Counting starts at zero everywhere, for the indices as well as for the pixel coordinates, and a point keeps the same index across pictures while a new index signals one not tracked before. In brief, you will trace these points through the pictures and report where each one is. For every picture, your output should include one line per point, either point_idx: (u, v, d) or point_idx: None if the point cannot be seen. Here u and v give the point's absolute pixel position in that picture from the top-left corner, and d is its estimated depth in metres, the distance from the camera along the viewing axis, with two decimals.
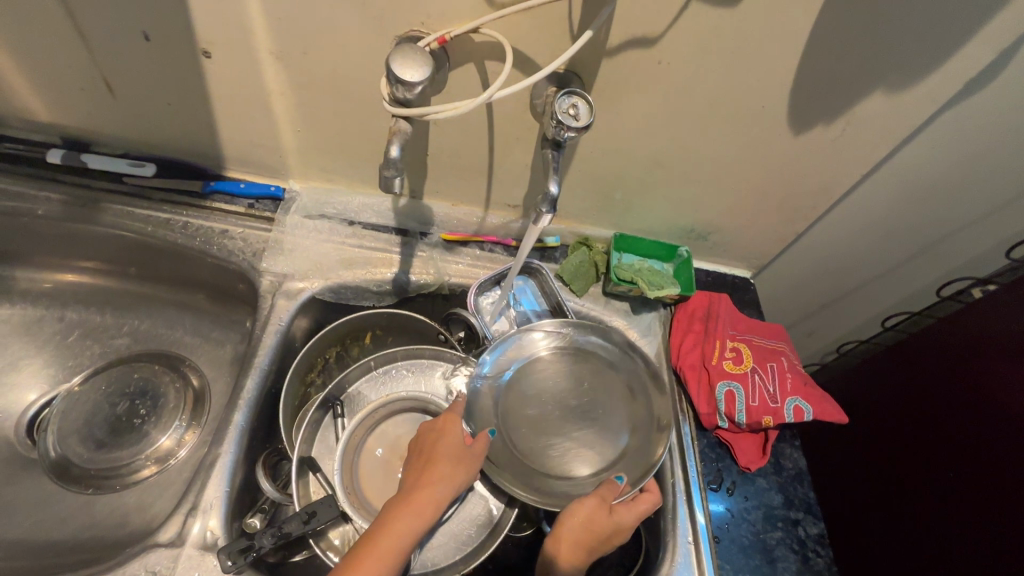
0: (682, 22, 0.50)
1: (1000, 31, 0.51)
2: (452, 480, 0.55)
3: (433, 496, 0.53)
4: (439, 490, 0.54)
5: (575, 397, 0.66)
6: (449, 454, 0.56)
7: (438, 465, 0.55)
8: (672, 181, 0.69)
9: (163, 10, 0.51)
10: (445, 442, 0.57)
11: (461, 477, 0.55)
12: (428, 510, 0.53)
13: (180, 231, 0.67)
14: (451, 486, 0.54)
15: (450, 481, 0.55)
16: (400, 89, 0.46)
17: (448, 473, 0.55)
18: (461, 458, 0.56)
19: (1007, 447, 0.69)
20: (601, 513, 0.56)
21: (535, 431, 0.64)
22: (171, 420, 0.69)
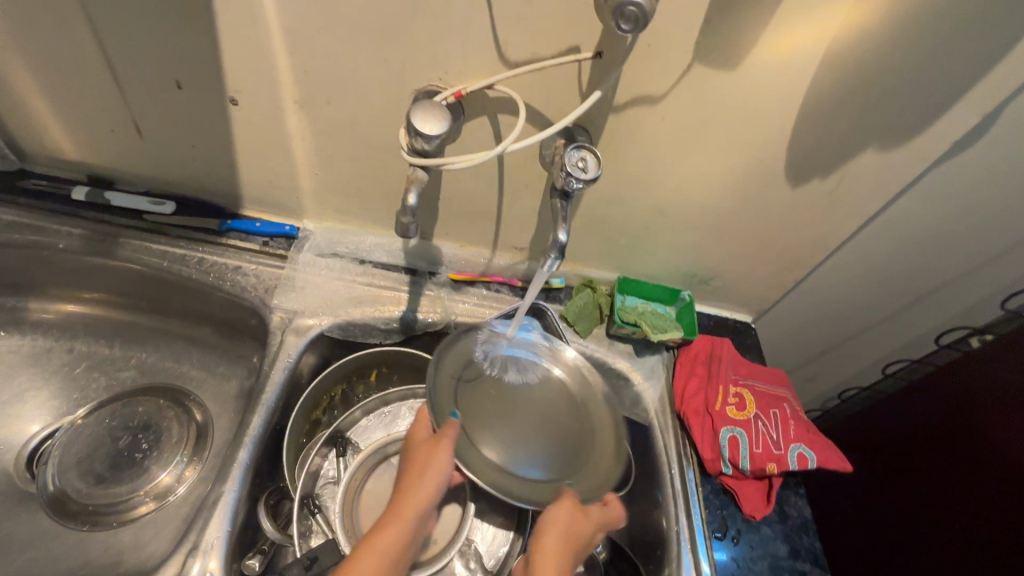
0: (684, 83, 0.54)
1: (981, 98, 0.54)
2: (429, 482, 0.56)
3: (411, 506, 0.55)
4: (418, 499, 0.55)
5: (525, 406, 0.66)
6: (420, 459, 0.58)
7: (413, 474, 0.57)
8: (674, 228, 0.72)
9: (199, 60, 0.54)
10: (416, 448, 0.59)
11: (437, 478, 0.56)
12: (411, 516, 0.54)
13: (195, 266, 0.69)
14: (429, 491, 0.55)
15: (427, 486, 0.56)
16: (419, 141, 0.49)
17: (422, 476, 0.56)
18: (433, 456, 0.57)
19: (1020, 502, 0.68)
20: (578, 515, 0.58)
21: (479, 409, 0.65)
22: (173, 455, 0.69)
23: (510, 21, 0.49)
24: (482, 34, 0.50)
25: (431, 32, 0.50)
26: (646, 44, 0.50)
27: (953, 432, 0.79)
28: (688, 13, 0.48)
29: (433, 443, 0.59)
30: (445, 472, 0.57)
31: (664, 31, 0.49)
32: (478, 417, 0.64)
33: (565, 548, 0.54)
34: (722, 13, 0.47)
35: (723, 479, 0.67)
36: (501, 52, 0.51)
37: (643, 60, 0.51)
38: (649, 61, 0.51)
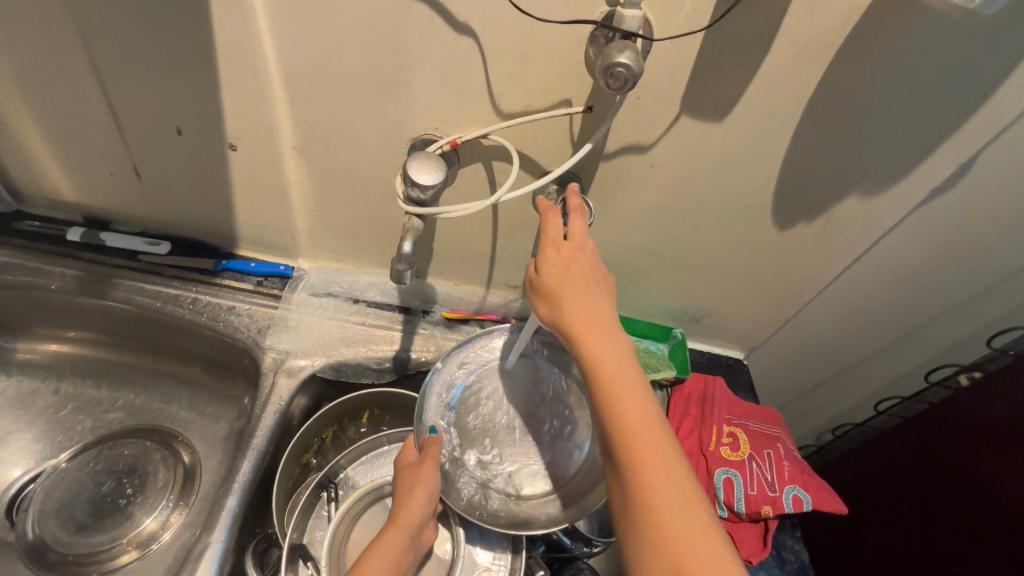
0: (671, 134, 0.55)
1: (957, 149, 0.56)
2: (419, 497, 0.56)
3: (403, 524, 0.55)
4: (410, 514, 0.55)
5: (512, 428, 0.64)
6: (407, 478, 0.58)
7: (402, 492, 0.57)
8: (665, 268, 0.73)
9: (201, 109, 0.56)
10: (403, 470, 0.59)
11: (426, 495, 0.56)
12: (407, 531, 0.55)
13: (188, 307, 0.68)
14: (421, 506, 0.56)
15: (418, 501, 0.56)
16: (414, 191, 0.50)
17: (411, 493, 0.56)
18: (418, 474, 0.57)
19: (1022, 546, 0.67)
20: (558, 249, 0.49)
21: (472, 424, 0.64)
22: (158, 500, 0.67)
23: (504, 75, 0.51)
24: (477, 89, 0.52)
25: (428, 84, 0.52)
26: (634, 98, 0.52)
27: (947, 471, 0.79)
28: (674, 71, 0.50)
29: (417, 465, 0.58)
30: (433, 486, 0.57)
31: (651, 86, 0.51)
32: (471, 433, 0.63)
33: (596, 351, 0.45)
34: (706, 71, 0.50)
35: (719, 522, 0.66)
36: (495, 104, 0.53)
37: (632, 112, 0.53)
38: (638, 113, 0.53)
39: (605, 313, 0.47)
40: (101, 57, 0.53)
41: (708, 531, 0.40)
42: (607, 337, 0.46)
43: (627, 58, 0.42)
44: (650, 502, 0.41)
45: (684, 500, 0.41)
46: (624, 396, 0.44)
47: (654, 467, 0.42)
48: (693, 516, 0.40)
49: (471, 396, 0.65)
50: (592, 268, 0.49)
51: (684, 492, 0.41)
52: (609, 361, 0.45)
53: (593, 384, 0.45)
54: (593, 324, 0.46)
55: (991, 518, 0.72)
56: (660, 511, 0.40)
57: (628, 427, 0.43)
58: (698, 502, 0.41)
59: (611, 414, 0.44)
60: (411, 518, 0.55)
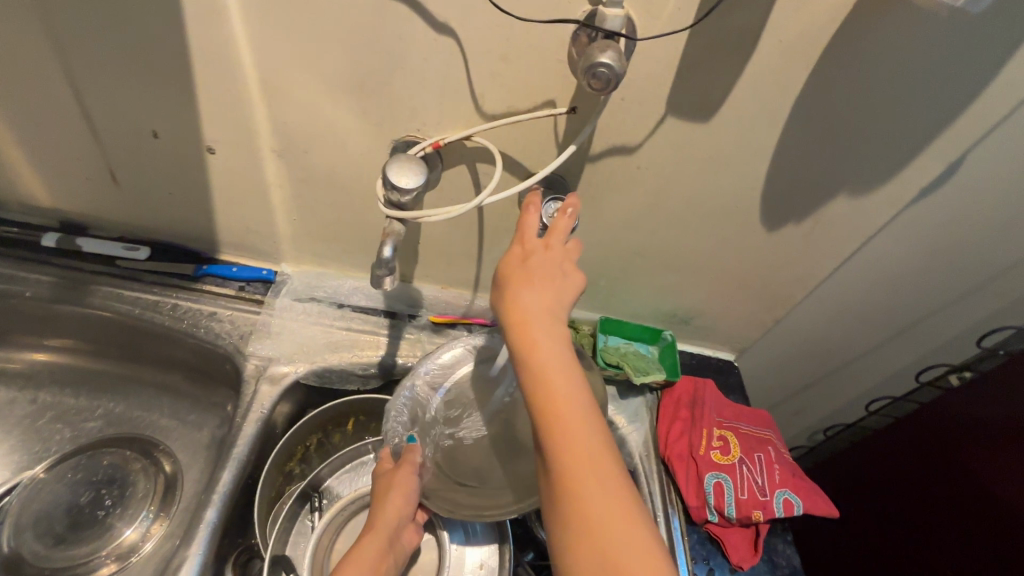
0: (657, 134, 0.55)
1: (945, 149, 0.55)
2: (396, 499, 0.57)
3: (380, 525, 0.56)
4: (388, 515, 0.56)
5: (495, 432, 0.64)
6: (384, 481, 0.59)
7: (379, 494, 0.58)
8: (654, 270, 0.72)
9: (178, 112, 0.55)
10: (380, 476, 0.60)
11: (404, 496, 0.57)
12: (384, 533, 0.56)
13: (168, 313, 0.67)
14: (398, 507, 0.57)
15: (394, 503, 0.57)
16: (394, 194, 0.48)
17: (387, 495, 0.57)
18: (393, 477, 0.58)
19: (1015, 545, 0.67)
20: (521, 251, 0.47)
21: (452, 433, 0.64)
22: (138, 510, 0.65)
23: (486, 75, 0.50)
24: (459, 89, 0.51)
25: (409, 85, 0.51)
26: (619, 98, 0.51)
27: (937, 471, 0.79)
28: (659, 71, 0.49)
29: (393, 470, 0.59)
30: (411, 488, 0.58)
31: (637, 87, 0.50)
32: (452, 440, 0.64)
33: (535, 343, 0.43)
34: (692, 70, 0.49)
35: (710, 527, 0.65)
36: (478, 106, 0.52)
37: (617, 113, 0.52)
38: (624, 113, 0.52)
39: (551, 302, 0.45)
40: (73, 59, 0.51)
41: (636, 528, 0.38)
42: (547, 328, 0.44)
43: (609, 58, 0.41)
44: (576, 498, 0.39)
45: (612, 498, 0.39)
46: (556, 385, 0.42)
47: (584, 464, 0.40)
48: (620, 514, 0.39)
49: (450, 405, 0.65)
50: (545, 256, 0.47)
51: (611, 487, 0.39)
52: (548, 353, 0.43)
53: (527, 372, 0.43)
54: (535, 312, 0.44)
55: (983, 518, 0.72)
56: (585, 507, 0.39)
57: (558, 423, 0.41)
58: (627, 499, 0.40)
59: (545, 408, 0.42)
60: (388, 519, 0.56)
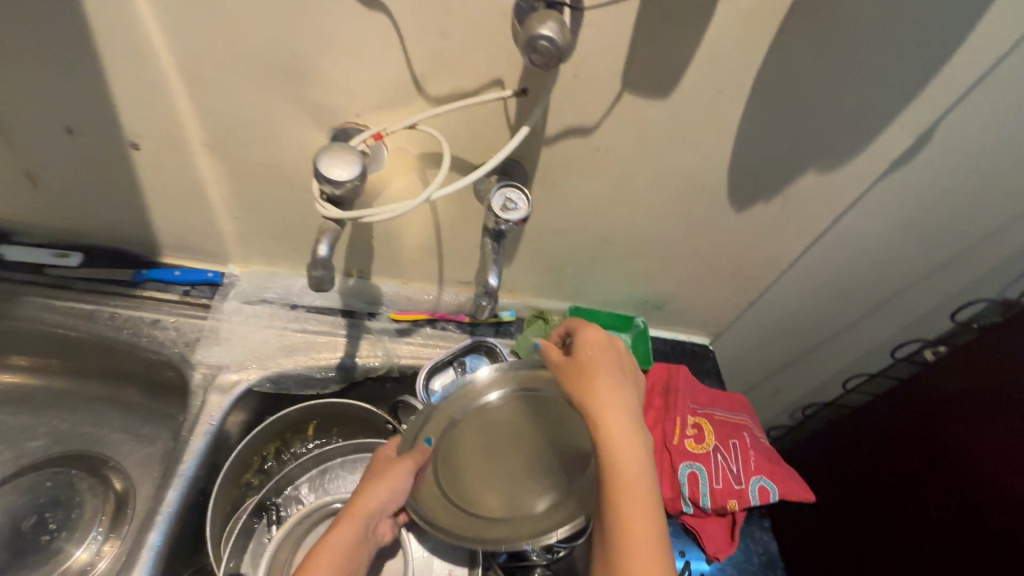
0: (615, 112, 0.51)
1: (915, 119, 0.53)
2: (379, 489, 0.53)
3: (354, 514, 0.52)
4: (365, 504, 0.52)
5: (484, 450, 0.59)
6: (378, 471, 0.55)
7: (366, 483, 0.54)
8: (621, 256, 0.69)
9: (91, 104, 0.50)
10: (376, 466, 0.56)
11: (390, 491, 0.53)
12: (354, 528, 0.51)
13: (106, 323, 0.62)
14: (377, 501, 0.52)
15: (376, 494, 0.53)
16: (329, 187, 0.44)
17: (373, 485, 0.53)
18: (387, 470, 0.54)
19: (992, 518, 0.66)
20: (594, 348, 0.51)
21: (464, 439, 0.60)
22: (87, 531, 0.62)
23: (425, 54, 0.46)
24: (397, 70, 0.47)
25: (343, 68, 0.47)
26: (572, 74, 0.48)
27: (914, 446, 0.78)
28: (612, 44, 0.45)
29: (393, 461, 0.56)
30: (401, 487, 0.54)
31: (590, 62, 0.47)
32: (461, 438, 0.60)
33: (614, 419, 0.46)
34: (648, 42, 0.45)
35: (685, 519, 0.63)
36: (421, 88, 0.48)
37: (571, 90, 0.49)
38: (578, 91, 0.49)
39: (627, 397, 0.48)
40: None
41: None
42: (621, 408, 0.47)
43: (549, 30, 0.38)
44: None
45: None
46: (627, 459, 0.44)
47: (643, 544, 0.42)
48: None
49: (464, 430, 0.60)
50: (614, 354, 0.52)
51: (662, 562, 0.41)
52: (622, 432, 0.45)
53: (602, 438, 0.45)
54: (612, 390, 0.48)
55: (958, 490, 0.71)
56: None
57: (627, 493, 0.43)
58: None
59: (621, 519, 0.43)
60: (365, 510, 0.52)
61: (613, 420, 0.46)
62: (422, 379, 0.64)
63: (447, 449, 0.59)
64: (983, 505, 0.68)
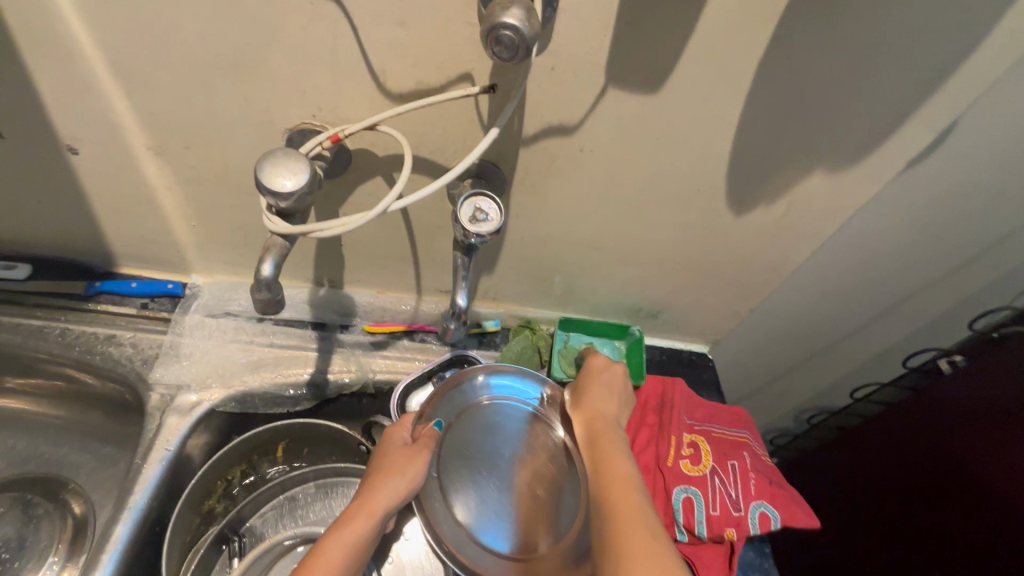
0: (599, 109, 0.46)
1: (937, 113, 0.48)
2: (401, 486, 0.48)
3: (372, 510, 0.46)
4: (387, 500, 0.47)
5: (495, 459, 0.56)
6: (394, 461, 0.49)
7: (383, 472, 0.48)
8: (611, 263, 0.64)
9: (20, 107, 0.45)
10: (392, 450, 0.50)
11: (409, 487, 0.48)
12: (369, 525, 0.46)
13: (57, 340, 0.58)
14: (397, 497, 0.47)
15: (398, 490, 0.48)
16: (274, 199, 0.39)
17: (394, 478, 0.48)
18: (409, 462, 0.49)
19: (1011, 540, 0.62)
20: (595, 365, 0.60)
21: (472, 435, 0.57)
22: (43, 558, 0.58)
23: (381, 46, 0.41)
24: (352, 64, 0.42)
25: (291, 63, 0.42)
26: (548, 67, 0.42)
27: (924, 461, 0.74)
28: (592, 33, 0.40)
29: (413, 450, 0.51)
30: (417, 483, 0.49)
31: (568, 53, 0.41)
32: (470, 433, 0.56)
33: (594, 409, 0.54)
34: (633, 30, 0.40)
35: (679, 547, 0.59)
36: (380, 84, 0.43)
37: (547, 85, 0.44)
38: (556, 86, 0.44)
39: (608, 392, 0.56)
40: None
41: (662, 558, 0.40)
42: (601, 399, 0.54)
43: (514, 18, 0.33)
44: (615, 529, 0.43)
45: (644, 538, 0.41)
46: (601, 433, 0.51)
47: (619, 496, 0.45)
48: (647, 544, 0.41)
49: (472, 422, 0.57)
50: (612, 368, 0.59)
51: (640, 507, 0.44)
52: (600, 417, 0.53)
53: (585, 423, 0.53)
54: (595, 387, 0.56)
55: (973, 508, 0.67)
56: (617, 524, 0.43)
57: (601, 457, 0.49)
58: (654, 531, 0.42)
59: (607, 496, 0.45)
60: (384, 508, 0.47)
61: (595, 408, 0.54)
62: (397, 398, 0.58)
63: (454, 443, 0.56)
64: (999, 526, 0.63)
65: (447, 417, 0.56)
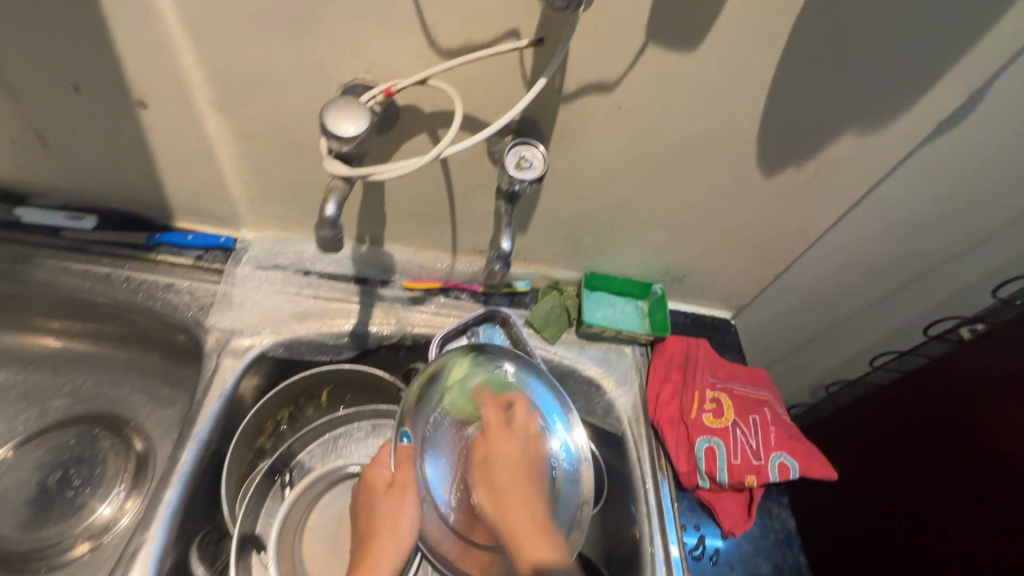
0: (638, 67, 0.48)
1: (972, 72, 0.48)
2: (399, 543, 0.51)
3: (385, 570, 0.51)
4: (392, 560, 0.51)
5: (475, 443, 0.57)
6: (384, 518, 0.51)
7: (377, 530, 0.51)
8: (641, 224, 0.66)
9: (96, 62, 0.48)
10: (377, 503, 0.52)
11: (407, 534, 0.51)
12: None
13: (122, 286, 0.63)
14: (399, 549, 0.51)
15: (398, 547, 0.51)
16: (336, 144, 0.42)
17: (388, 534, 0.51)
18: (395, 516, 0.51)
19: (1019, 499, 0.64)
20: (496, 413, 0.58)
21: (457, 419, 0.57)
22: (110, 488, 0.64)
23: (435, 3, 0.43)
24: (406, 20, 0.44)
25: (350, 19, 0.45)
26: (592, 24, 0.44)
27: (940, 426, 0.76)
28: None
29: (393, 498, 0.51)
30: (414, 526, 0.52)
31: (611, 9, 0.43)
32: (458, 413, 0.57)
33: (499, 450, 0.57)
34: None
35: (700, 493, 0.62)
36: (431, 40, 0.46)
37: (590, 42, 0.46)
38: (598, 42, 0.46)
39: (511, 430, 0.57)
40: None
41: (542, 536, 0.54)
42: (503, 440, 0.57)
43: None
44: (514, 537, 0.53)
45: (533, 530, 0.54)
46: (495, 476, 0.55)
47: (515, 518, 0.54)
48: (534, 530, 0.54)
49: (458, 407, 0.57)
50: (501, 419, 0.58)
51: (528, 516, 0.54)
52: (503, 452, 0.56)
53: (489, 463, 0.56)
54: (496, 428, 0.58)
55: (983, 470, 0.69)
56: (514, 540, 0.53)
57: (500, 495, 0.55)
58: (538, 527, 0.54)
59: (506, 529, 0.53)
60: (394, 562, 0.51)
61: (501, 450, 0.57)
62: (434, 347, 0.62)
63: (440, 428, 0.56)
64: (1007, 485, 0.66)
65: (440, 390, 0.57)
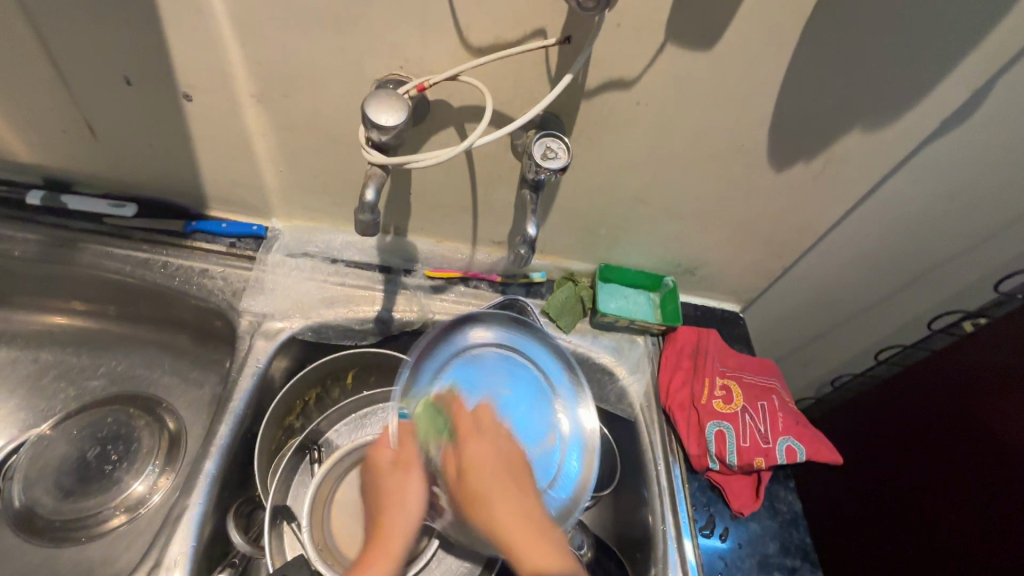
0: (657, 65, 0.51)
1: (973, 72, 0.51)
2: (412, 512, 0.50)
3: (397, 542, 0.50)
4: (405, 532, 0.50)
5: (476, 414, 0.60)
6: (390, 492, 0.51)
7: (385, 504, 0.51)
8: (655, 217, 0.69)
9: (148, 57, 0.52)
10: (383, 477, 0.52)
11: (419, 504, 0.51)
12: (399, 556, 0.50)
13: (160, 271, 0.66)
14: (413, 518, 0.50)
15: (411, 513, 0.51)
16: (375, 133, 0.45)
17: (403, 506, 0.51)
18: (403, 486, 0.51)
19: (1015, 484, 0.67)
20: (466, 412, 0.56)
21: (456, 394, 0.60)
22: (145, 464, 0.67)
23: (468, 3, 0.46)
24: (440, 19, 0.47)
25: (388, 17, 0.48)
26: (615, 24, 0.47)
27: (941, 416, 0.78)
28: None
29: (403, 469, 0.52)
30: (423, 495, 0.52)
31: (634, 10, 0.46)
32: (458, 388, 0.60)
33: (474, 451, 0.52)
34: None
35: (710, 475, 0.65)
36: (463, 38, 0.49)
37: (613, 41, 0.49)
38: (620, 41, 0.49)
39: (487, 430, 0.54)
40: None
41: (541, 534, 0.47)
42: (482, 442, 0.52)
43: None
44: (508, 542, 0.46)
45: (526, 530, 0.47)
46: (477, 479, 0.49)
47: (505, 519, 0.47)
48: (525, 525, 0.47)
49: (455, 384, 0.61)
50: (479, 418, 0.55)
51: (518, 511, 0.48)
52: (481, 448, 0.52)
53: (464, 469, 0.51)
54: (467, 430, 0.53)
55: (982, 458, 0.72)
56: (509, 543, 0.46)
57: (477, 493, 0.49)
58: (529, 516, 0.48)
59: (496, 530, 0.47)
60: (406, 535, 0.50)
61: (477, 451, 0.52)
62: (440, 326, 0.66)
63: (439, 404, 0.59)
64: (1004, 471, 0.68)
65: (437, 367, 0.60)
